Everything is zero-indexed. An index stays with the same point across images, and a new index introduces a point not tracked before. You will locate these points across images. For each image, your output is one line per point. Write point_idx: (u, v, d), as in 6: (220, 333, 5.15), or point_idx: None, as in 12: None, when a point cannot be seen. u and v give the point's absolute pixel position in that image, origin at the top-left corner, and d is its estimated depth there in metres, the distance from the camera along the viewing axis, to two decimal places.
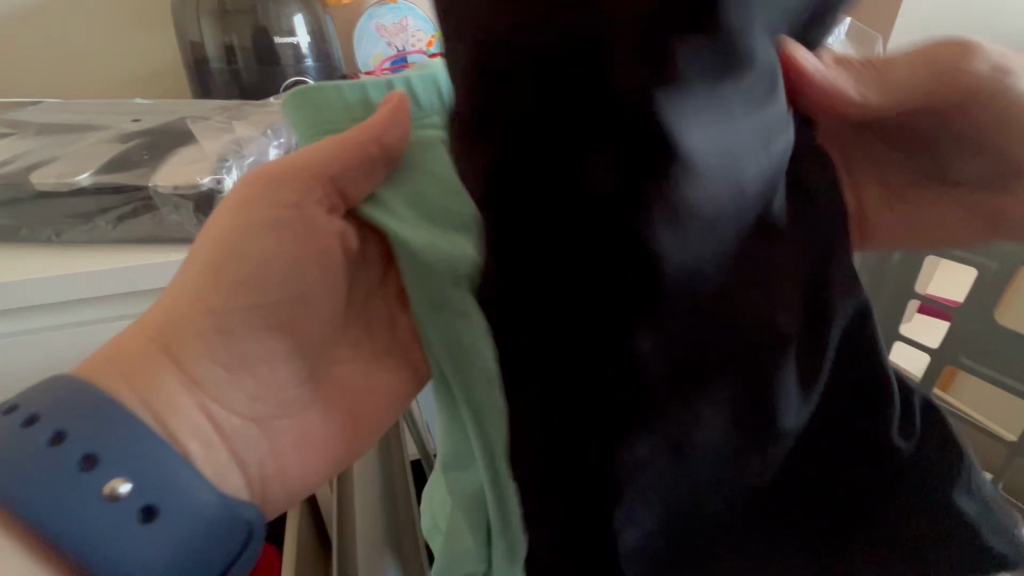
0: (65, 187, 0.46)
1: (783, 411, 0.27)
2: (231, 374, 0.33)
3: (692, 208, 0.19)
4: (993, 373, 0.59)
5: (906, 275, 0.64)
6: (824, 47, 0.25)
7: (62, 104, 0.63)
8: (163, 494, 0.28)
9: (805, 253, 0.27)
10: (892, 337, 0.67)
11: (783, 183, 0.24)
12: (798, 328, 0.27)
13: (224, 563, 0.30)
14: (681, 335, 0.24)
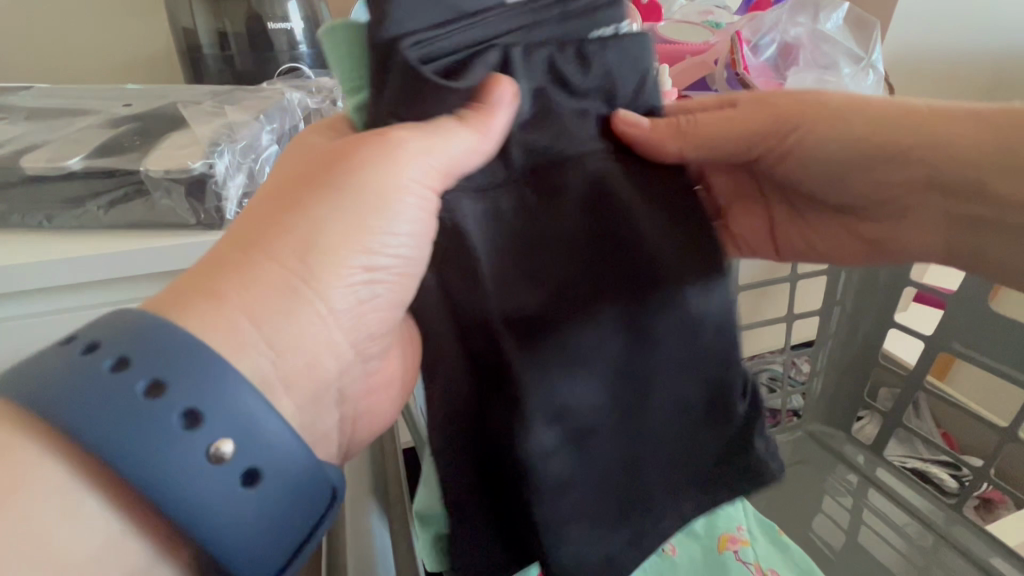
0: (56, 171, 0.45)
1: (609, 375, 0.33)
2: (329, 329, 0.29)
3: (471, 218, 0.29)
4: (986, 359, 0.59)
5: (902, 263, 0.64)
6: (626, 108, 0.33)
7: (53, 90, 0.63)
8: (252, 458, 0.23)
9: (625, 248, 0.32)
10: (886, 325, 0.67)
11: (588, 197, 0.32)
12: (623, 311, 0.32)
13: (305, 533, 0.25)
14: (510, 315, 0.30)
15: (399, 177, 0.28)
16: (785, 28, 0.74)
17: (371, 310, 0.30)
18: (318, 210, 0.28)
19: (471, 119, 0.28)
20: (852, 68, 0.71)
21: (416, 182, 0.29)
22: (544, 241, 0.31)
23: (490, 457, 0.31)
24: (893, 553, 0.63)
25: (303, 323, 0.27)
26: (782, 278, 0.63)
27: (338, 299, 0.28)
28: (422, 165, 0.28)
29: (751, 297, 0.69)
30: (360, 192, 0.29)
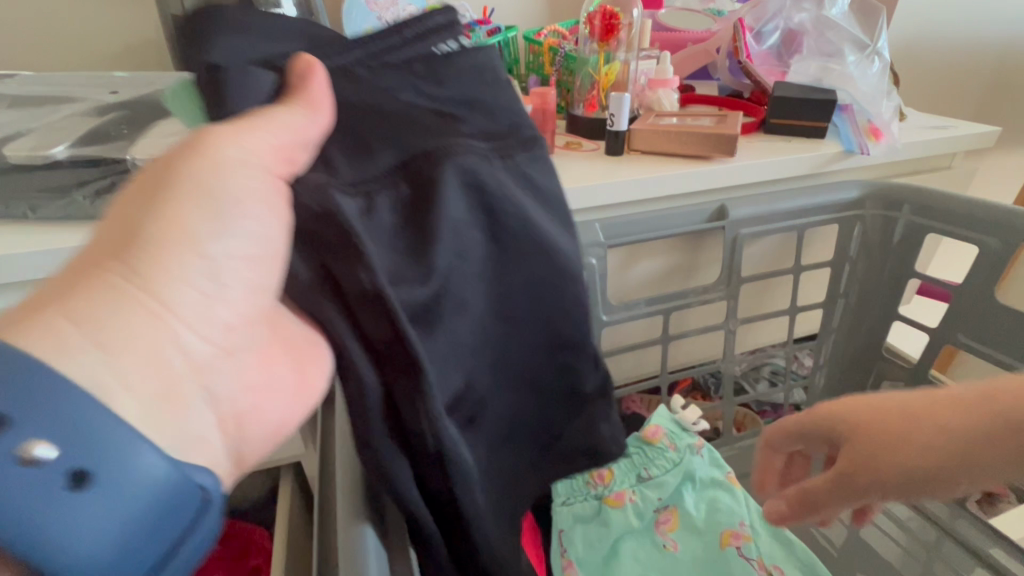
0: (41, 159, 0.43)
1: (482, 337, 0.37)
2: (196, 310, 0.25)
3: (361, 214, 0.30)
4: (993, 352, 0.58)
5: (907, 254, 0.63)
6: (478, 102, 0.36)
7: (36, 78, 0.61)
8: (104, 457, 0.19)
9: (492, 229, 0.36)
10: (891, 317, 0.66)
11: (462, 183, 0.34)
12: (491, 280, 0.37)
13: (170, 544, 0.21)
14: (397, 301, 0.31)
15: (226, 153, 0.26)
16: (789, 15, 0.73)
17: (229, 301, 0.26)
18: (154, 197, 0.25)
19: (303, 104, 0.29)
20: (856, 56, 0.69)
21: (249, 160, 0.26)
22: (424, 226, 0.33)
23: (399, 437, 0.33)
24: (893, 546, 0.63)
25: (133, 321, 0.22)
26: (785, 271, 0.62)
27: (179, 287, 0.24)
28: (244, 147, 0.26)
29: (753, 290, 0.68)
30: (186, 179, 0.25)
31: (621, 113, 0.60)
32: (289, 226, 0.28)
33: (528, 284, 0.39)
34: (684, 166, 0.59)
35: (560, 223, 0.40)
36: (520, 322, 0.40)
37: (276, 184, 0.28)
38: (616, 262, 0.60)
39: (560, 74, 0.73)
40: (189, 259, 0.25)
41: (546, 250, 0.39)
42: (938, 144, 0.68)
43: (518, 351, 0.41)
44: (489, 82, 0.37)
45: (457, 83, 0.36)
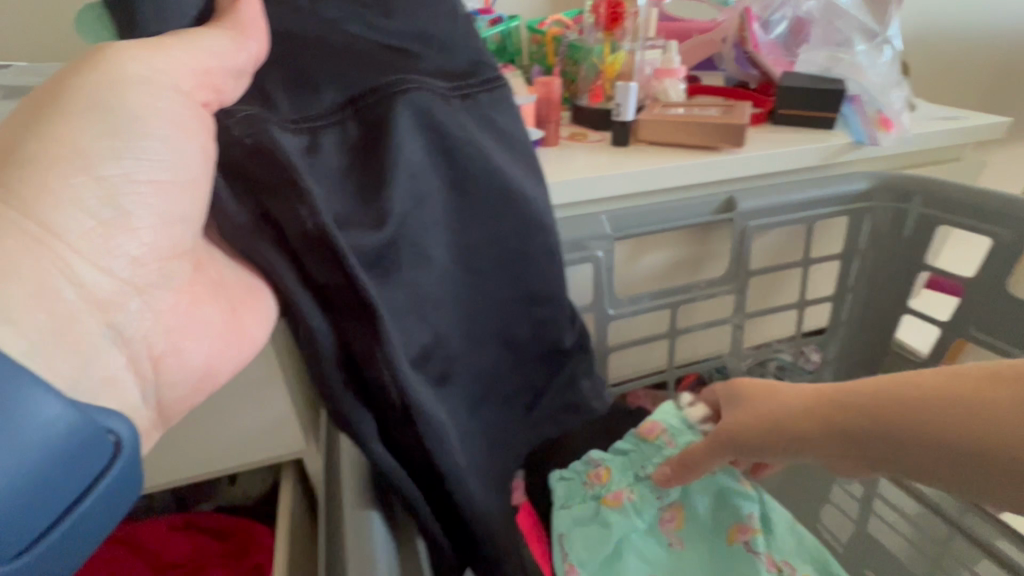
0: None
1: (437, 273, 0.39)
2: (98, 243, 0.28)
3: (305, 150, 0.33)
4: (1003, 344, 0.57)
5: (919, 247, 0.62)
6: (425, 41, 0.38)
7: (32, 68, 0.60)
8: (6, 410, 0.20)
9: (443, 170, 0.38)
10: (900, 311, 0.65)
11: (410, 122, 0.36)
12: (446, 219, 0.39)
13: (82, 486, 0.23)
14: (346, 231, 0.33)
15: (129, 71, 0.28)
16: (795, 4, 0.72)
17: (133, 232, 0.29)
18: (62, 114, 0.27)
19: (229, 32, 0.31)
20: (865, 46, 0.68)
21: (153, 79, 0.29)
22: (370, 162, 0.35)
23: (355, 368, 0.35)
24: (903, 542, 0.62)
25: (15, 248, 0.25)
26: (794, 264, 0.61)
27: (69, 212, 0.26)
28: (154, 64, 0.29)
29: (761, 283, 0.67)
30: (84, 98, 0.27)
31: (627, 103, 0.59)
32: (207, 152, 0.31)
33: (489, 232, 0.41)
34: (692, 156, 0.58)
35: (521, 168, 0.42)
36: (484, 268, 0.42)
37: (189, 112, 0.30)
38: (623, 255, 0.59)
39: (563, 65, 0.72)
40: (79, 186, 0.27)
41: (500, 188, 0.41)
42: (948, 135, 0.67)
43: (486, 302, 0.43)
44: (445, 14, 0.38)
45: (406, 17, 0.37)
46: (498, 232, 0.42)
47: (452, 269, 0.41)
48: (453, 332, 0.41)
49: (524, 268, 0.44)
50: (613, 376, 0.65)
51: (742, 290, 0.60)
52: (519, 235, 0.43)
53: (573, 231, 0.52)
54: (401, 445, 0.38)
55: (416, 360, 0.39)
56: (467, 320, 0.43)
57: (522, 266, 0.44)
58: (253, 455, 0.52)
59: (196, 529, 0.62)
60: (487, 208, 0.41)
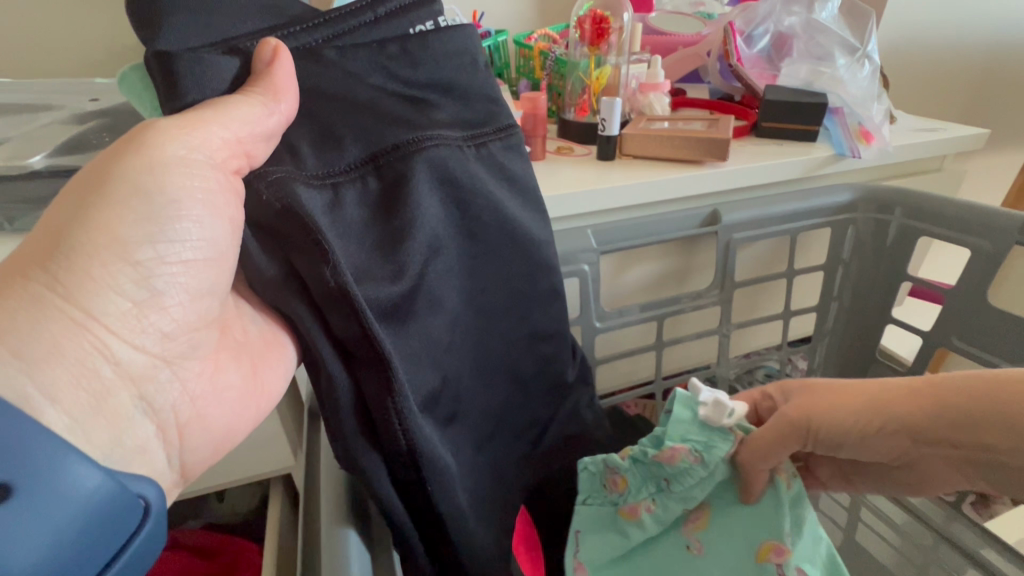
0: (18, 169, 0.42)
1: (451, 318, 0.39)
2: (131, 326, 0.28)
3: (331, 206, 0.33)
4: (982, 353, 0.58)
5: (900, 258, 0.63)
6: (443, 96, 0.38)
7: (13, 85, 0.59)
8: (39, 474, 0.21)
9: (458, 217, 0.39)
10: (884, 321, 0.66)
11: (429, 174, 0.36)
12: (459, 265, 0.40)
13: (115, 549, 0.24)
14: (365, 286, 0.33)
15: (166, 153, 0.28)
16: (779, 17, 0.73)
17: (164, 308, 0.29)
18: (100, 200, 0.27)
19: (264, 93, 0.30)
20: (847, 60, 0.69)
21: (191, 158, 0.29)
22: (390, 213, 0.35)
23: (372, 420, 0.35)
24: (890, 550, 0.63)
25: (56, 330, 0.25)
26: (778, 275, 0.61)
27: (104, 294, 0.27)
28: (188, 141, 0.29)
29: (747, 293, 0.67)
30: (124, 180, 0.28)
31: (612, 117, 0.60)
32: (235, 223, 0.31)
33: (498, 274, 0.42)
34: (676, 170, 0.59)
35: (527, 209, 0.43)
36: (494, 309, 0.43)
37: (221, 185, 0.30)
38: (610, 268, 0.59)
39: (551, 78, 0.72)
40: (112, 266, 0.27)
41: (508, 232, 0.41)
42: (928, 147, 0.68)
43: (496, 343, 0.44)
44: (464, 65, 0.39)
45: (430, 66, 0.38)
46: (504, 273, 0.42)
47: (465, 312, 0.41)
48: (464, 373, 0.41)
49: (529, 306, 0.44)
50: (602, 388, 0.65)
51: (727, 302, 0.60)
52: (526, 275, 0.43)
53: (563, 244, 0.53)
54: (410, 494, 0.37)
55: (431, 404, 0.38)
56: (476, 359, 0.43)
57: (526, 305, 0.44)
58: (244, 473, 0.52)
59: (181, 547, 0.61)
60: (496, 252, 0.42)
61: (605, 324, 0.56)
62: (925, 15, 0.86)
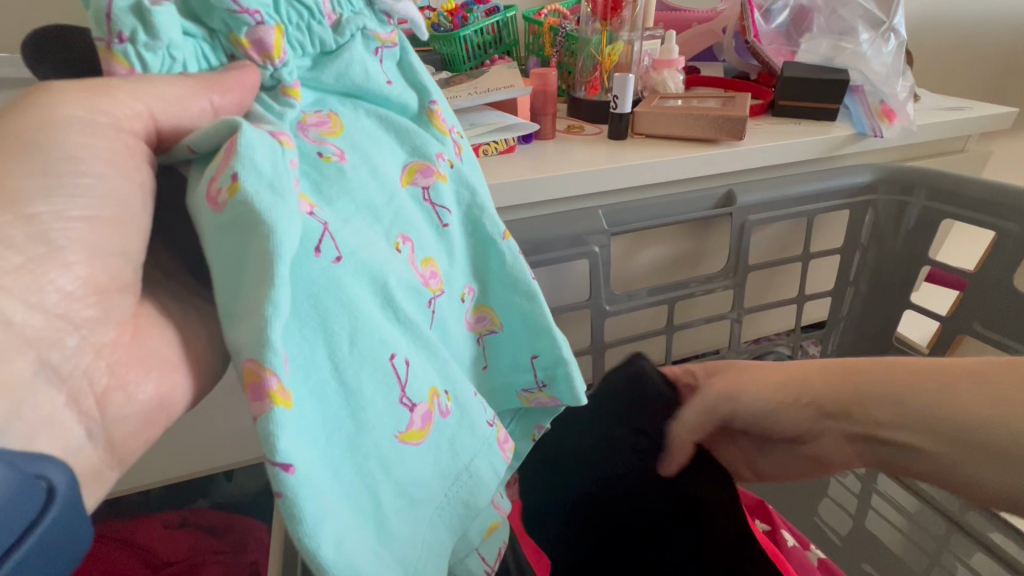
0: None
1: (335, 381, 0.25)
2: (50, 300, 0.24)
3: None
4: (1002, 337, 0.56)
5: (919, 241, 0.61)
6: (569, 253, 0.51)
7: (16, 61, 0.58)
8: None
9: (377, 246, 0.28)
10: (902, 305, 0.65)
11: (353, 211, 0.28)
12: None
13: (11, 538, 0.19)
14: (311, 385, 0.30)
15: (62, 112, 0.25)
16: None
17: (66, 264, 0.24)
18: (46, 177, 0.24)
19: (227, 105, 0.27)
20: (870, 35, 0.66)
21: (93, 122, 0.25)
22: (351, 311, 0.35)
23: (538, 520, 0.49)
24: (893, 532, 0.63)
25: None
26: (793, 258, 0.60)
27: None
28: (90, 106, 0.25)
29: (760, 278, 0.66)
30: (44, 151, 0.24)
31: (625, 95, 0.57)
32: (120, 199, 0.25)
33: (377, 279, 0.27)
34: (690, 150, 0.57)
35: (414, 200, 0.32)
36: (370, 315, 0.26)
37: (126, 147, 0.26)
38: (621, 250, 0.58)
39: (561, 56, 0.70)
40: (56, 274, 0.24)
41: (379, 220, 0.29)
42: (956, 126, 0.66)
43: (375, 381, 0.26)
44: (564, 222, 0.51)
45: (555, 227, 0.50)
46: (390, 298, 0.28)
47: (347, 350, 0.25)
48: (416, 486, 0.28)
49: (403, 317, 0.28)
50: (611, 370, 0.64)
51: (740, 285, 0.59)
52: (395, 289, 0.28)
53: (572, 226, 0.51)
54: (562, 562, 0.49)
55: (358, 502, 0.26)
56: (372, 427, 0.26)
57: (405, 321, 0.28)
58: (248, 454, 0.53)
59: (192, 526, 0.62)
60: (399, 272, 0.29)
61: (622, 307, 0.55)
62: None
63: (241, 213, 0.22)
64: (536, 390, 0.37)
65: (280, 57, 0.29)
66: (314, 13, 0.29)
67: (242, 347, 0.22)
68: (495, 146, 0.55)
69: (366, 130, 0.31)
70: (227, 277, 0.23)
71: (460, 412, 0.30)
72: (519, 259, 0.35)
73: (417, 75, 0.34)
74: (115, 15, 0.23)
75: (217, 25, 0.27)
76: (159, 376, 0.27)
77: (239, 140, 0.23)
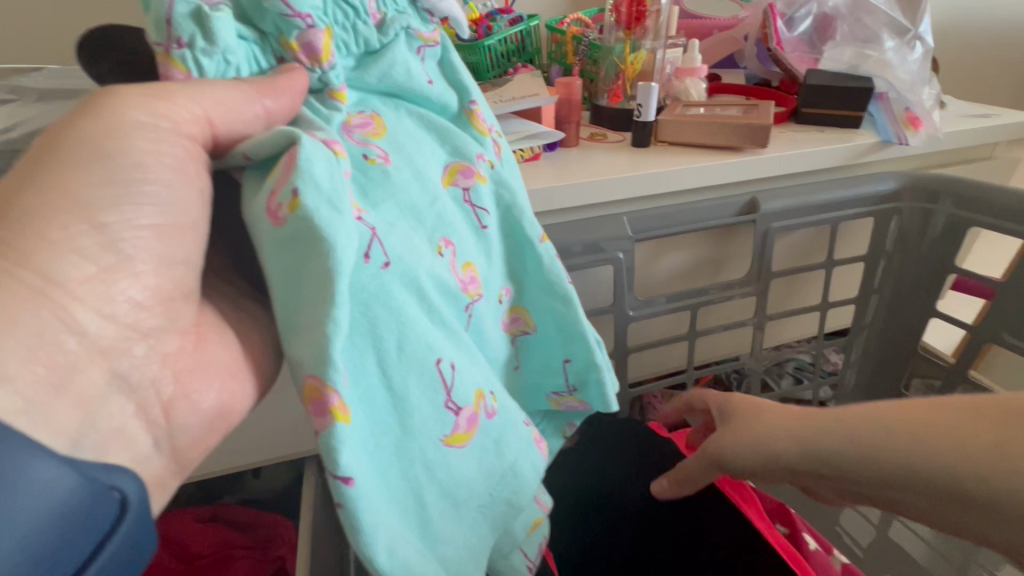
0: None
1: (384, 388, 0.26)
2: (120, 309, 0.25)
3: None
4: None
5: (947, 247, 0.61)
6: (595, 256, 0.52)
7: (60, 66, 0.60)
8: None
9: (421, 251, 0.29)
10: (927, 313, 0.64)
11: (399, 215, 0.29)
12: None
13: (91, 545, 0.20)
14: None
15: (128, 118, 0.25)
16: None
17: (135, 274, 0.25)
18: (116, 186, 0.24)
19: (280, 109, 0.28)
20: (895, 42, 0.66)
21: (159, 132, 0.26)
22: None
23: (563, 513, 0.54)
24: (921, 544, 0.62)
25: (39, 318, 0.22)
26: (816, 265, 0.60)
27: (66, 259, 0.23)
28: (154, 108, 0.26)
29: (783, 285, 0.66)
30: (112, 159, 0.25)
31: (649, 103, 0.58)
32: (183, 208, 0.26)
33: (420, 286, 0.28)
34: (716, 157, 0.58)
35: (454, 202, 0.33)
36: (417, 319, 0.27)
37: (187, 154, 0.27)
38: (644, 255, 0.59)
39: (583, 64, 0.71)
40: (125, 283, 0.25)
41: (423, 224, 0.30)
42: (983, 134, 0.65)
43: (420, 384, 0.27)
44: (589, 226, 0.52)
45: (581, 232, 0.51)
46: (432, 303, 0.29)
47: (395, 356, 0.26)
48: (461, 488, 0.29)
49: (444, 321, 0.29)
50: (633, 374, 0.64)
51: (764, 291, 0.59)
52: (436, 296, 0.29)
53: (591, 232, 0.52)
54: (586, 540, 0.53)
55: (405, 502, 0.28)
56: (417, 431, 0.27)
57: (445, 325, 0.29)
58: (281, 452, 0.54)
59: (223, 521, 0.63)
60: (440, 276, 0.30)
61: (646, 311, 0.56)
62: (956, 8, 0.87)
63: (301, 229, 0.23)
64: (565, 390, 0.38)
65: (328, 60, 0.30)
66: (360, 16, 0.30)
67: (302, 363, 0.24)
68: (522, 154, 0.56)
69: (410, 131, 0.32)
70: (287, 293, 0.24)
71: (502, 413, 0.31)
72: (556, 263, 0.36)
73: (458, 75, 0.35)
74: (176, 21, 0.25)
75: (270, 27, 0.28)
76: (221, 382, 0.29)
77: (299, 152, 0.24)
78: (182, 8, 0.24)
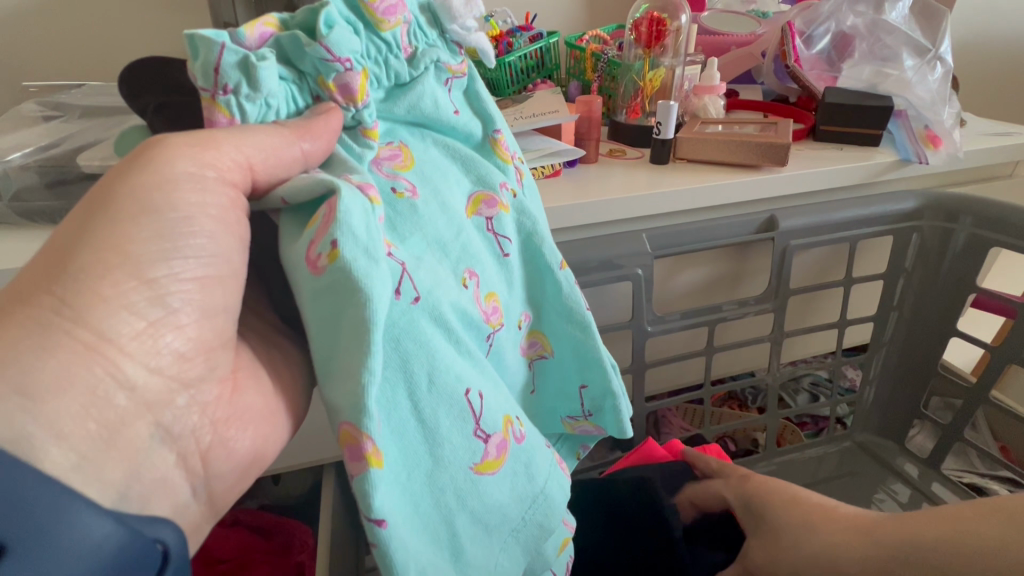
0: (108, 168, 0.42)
1: (416, 422, 0.27)
2: (165, 359, 0.26)
3: None
4: None
5: (965, 268, 0.61)
6: (613, 274, 0.52)
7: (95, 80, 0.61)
8: (46, 535, 0.19)
9: (448, 283, 0.30)
10: (947, 332, 0.64)
11: (426, 248, 0.31)
12: None
13: None
14: None
15: (175, 169, 0.26)
16: (842, 17, 0.71)
17: (179, 326, 0.26)
18: (165, 241, 0.26)
19: (317, 151, 0.29)
20: (915, 61, 0.67)
21: (204, 182, 0.27)
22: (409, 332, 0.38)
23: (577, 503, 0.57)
24: None
25: (92, 375, 0.23)
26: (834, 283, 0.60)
27: (118, 316, 0.24)
28: (200, 159, 0.27)
29: (800, 302, 0.66)
30: (162, 214, 0.26)
31: (668, 121, 0.59)
32: (225, 256, 0.28)
33: (447, 320, 0.29)
34: (735, 176, 0.58)
35: (478, 232, 0.34)
36: (444, 352, 0.28)
37: (229, 203, 0.28)
38: (660, 271, 0.60)
39: (601, 81, 0.72)
40: (170, 335, 0.26)
41: (449, 256, 0.31)
42: (1003, 152, 0.65)
43: (449, 416, 0.28)
44: (608, 245, 0.52)
45: (599, 251, 0.52)
46: (458, 334, 0.30)
47: (425, 390, 0.27)
48: (493, 516, 0.30)
49: (469, 351, 0.30)
50: (648, 391, 0.64)
51: (782, 309, 0.60)
52: (461, 327, 0.30)
53: (609, 249, 0.52)
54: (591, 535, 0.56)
55: (439, 532, 0.29)
56: (449, 461, 0.28)
57: (470, 354, 0.30)
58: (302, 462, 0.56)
59: (242, 525, 0.65)
60: (465, 307, 0.31)
61: (662, 328, 0.56)
62: (976, 19, 0.86)
63: (339, 279, 0.24)
64: (584, 414, 0.39)
65: (363, 100, 0.31)
66: (393, 52, 0.32)
67: (340, 409, 0.25)
68: (543, 170, 0.57)
69: (436, 163, 0.34)
70: (324, 340, 0.26)
71: (529, 438, 0.33)
72: (574, 289, 0.37)
73: (483, 105, 0.37)
74: (224, 70, 0.26)
75: (308, 66, 0.29)
76: (255, 429, 0.30)
77: (338, 203, 0.25)
78: (231, 57, 0.25)
